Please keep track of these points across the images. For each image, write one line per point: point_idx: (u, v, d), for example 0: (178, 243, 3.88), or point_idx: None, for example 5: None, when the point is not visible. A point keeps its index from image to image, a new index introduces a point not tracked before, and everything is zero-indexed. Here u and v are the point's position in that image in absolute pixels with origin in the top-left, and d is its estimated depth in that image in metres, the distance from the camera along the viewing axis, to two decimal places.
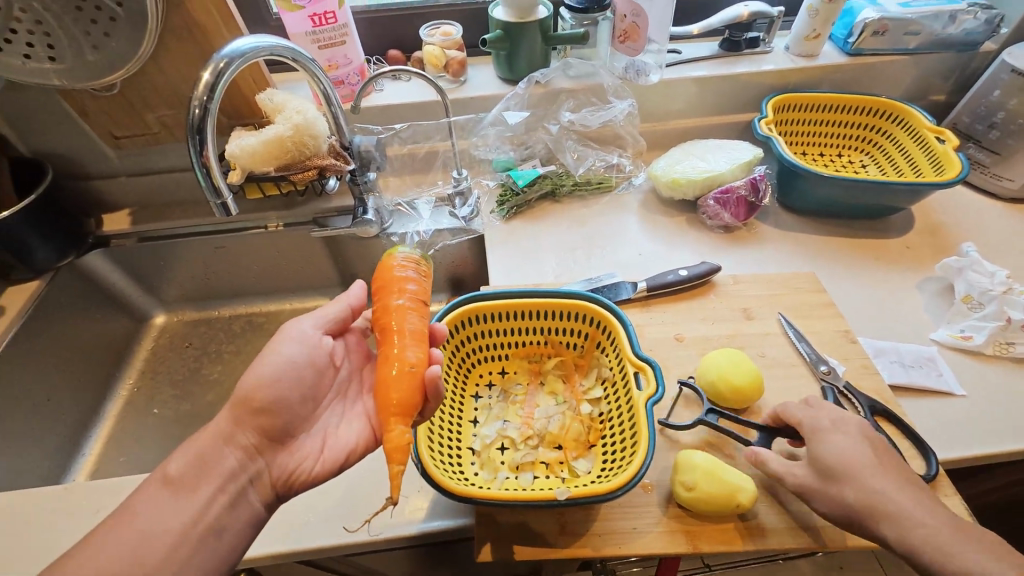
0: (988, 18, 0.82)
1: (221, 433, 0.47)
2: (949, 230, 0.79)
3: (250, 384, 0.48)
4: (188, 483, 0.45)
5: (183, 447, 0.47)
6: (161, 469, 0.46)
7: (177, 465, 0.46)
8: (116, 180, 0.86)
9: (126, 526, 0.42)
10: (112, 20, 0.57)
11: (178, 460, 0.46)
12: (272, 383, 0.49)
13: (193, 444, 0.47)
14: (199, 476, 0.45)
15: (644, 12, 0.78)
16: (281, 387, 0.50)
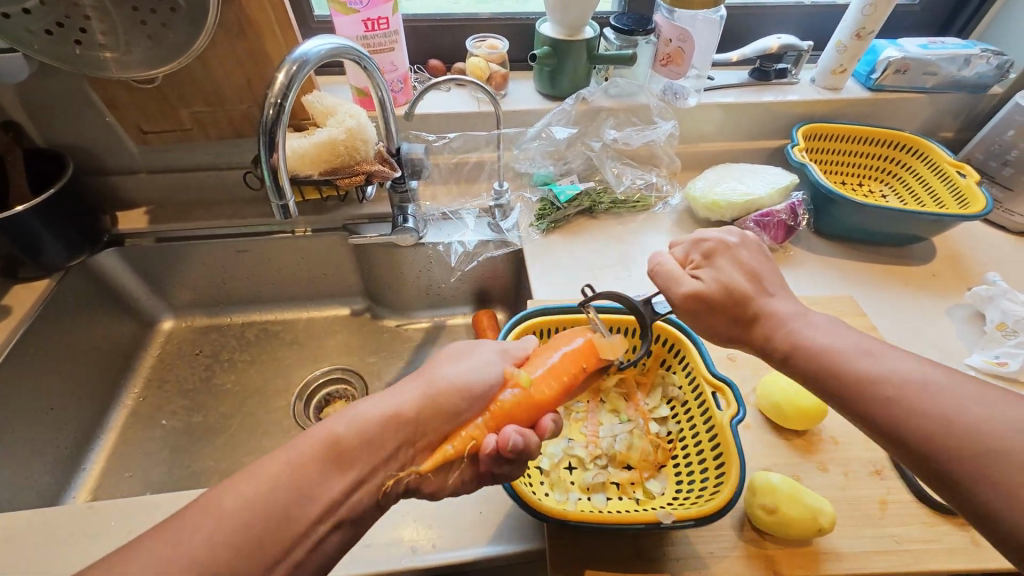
0: (998, 64, 0.87)
1: (396, 417, 0.44)
2: (970, 260, 0.82)
3: (441, 381, 0.47)
4: (348, 458, 0.41)
5: (365, 407, 0.44)
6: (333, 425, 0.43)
7: (350, 430, 0.42)
8: (137, 177, 0.82)
9: (281, 465, 0.39)
10: (172, 12, 0.56)
11: (349, 424, 0.43)
12: (469, 388, 0.47)
13: (372, 407, 0.44)
14: (354, 456, 0.42)
15: (690, 38, 0.80)
16: (470, 393, 0.47)
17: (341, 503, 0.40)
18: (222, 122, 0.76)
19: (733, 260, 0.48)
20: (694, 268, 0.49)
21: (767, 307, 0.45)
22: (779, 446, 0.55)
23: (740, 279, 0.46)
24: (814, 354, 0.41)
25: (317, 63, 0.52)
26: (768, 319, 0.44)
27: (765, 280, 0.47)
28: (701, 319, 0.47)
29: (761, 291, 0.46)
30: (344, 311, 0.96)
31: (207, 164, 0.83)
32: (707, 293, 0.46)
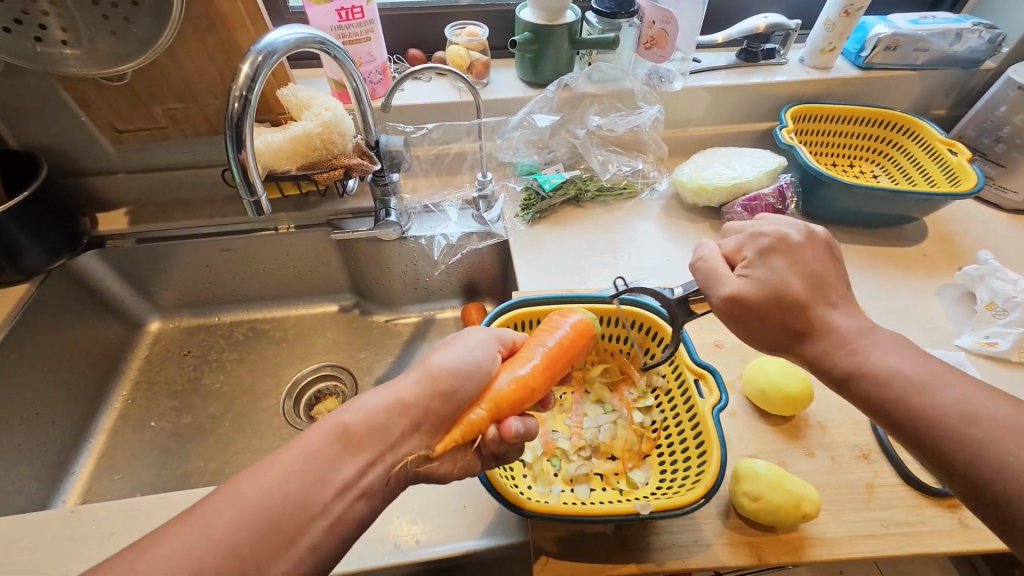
0: (990, 38, 0.85)
1: (401, 401, 0.41)
2: (962, 239, 0.81)
3: (442, 364, 0.44)
4: (360, 444, 0.38)
5: (366, 396, 0.41)
6: (335, 418, 0.39)
7: (359, 416, 0.39)
8: (115, 177, 0.81)
9: (284, 461, 0.35)
10: (134, 6, 0.56)
11: (355, 412, 0.39)
12: (466, 370, 0.45)
13: (377, 395, 0.41)
14: (364, 442, 0.38)
15: (674, 19, 0.78)
16: (467, 376, 0.45)
17: (361, 481, 0.38)
18: (197, 118, 0.75)
19: (796, 263, 0.45)
20: (744, 267, 0.46)
21: (828, 319, 0.43)
22: (765, 433, 0.55)
23: (797, 282, 0.44)
24: (879, 377, 0.39)
25: (284, 53, 0.51)
26: (829, 333, 0.42)
27: (828, 288, 0.44)
28: (748, 325, 0.45)
29: (822, 299, 0.44)
30: (332, 307, 0.95)
31: (185, 163, 0.81)
32: (757, 294, 0.44)
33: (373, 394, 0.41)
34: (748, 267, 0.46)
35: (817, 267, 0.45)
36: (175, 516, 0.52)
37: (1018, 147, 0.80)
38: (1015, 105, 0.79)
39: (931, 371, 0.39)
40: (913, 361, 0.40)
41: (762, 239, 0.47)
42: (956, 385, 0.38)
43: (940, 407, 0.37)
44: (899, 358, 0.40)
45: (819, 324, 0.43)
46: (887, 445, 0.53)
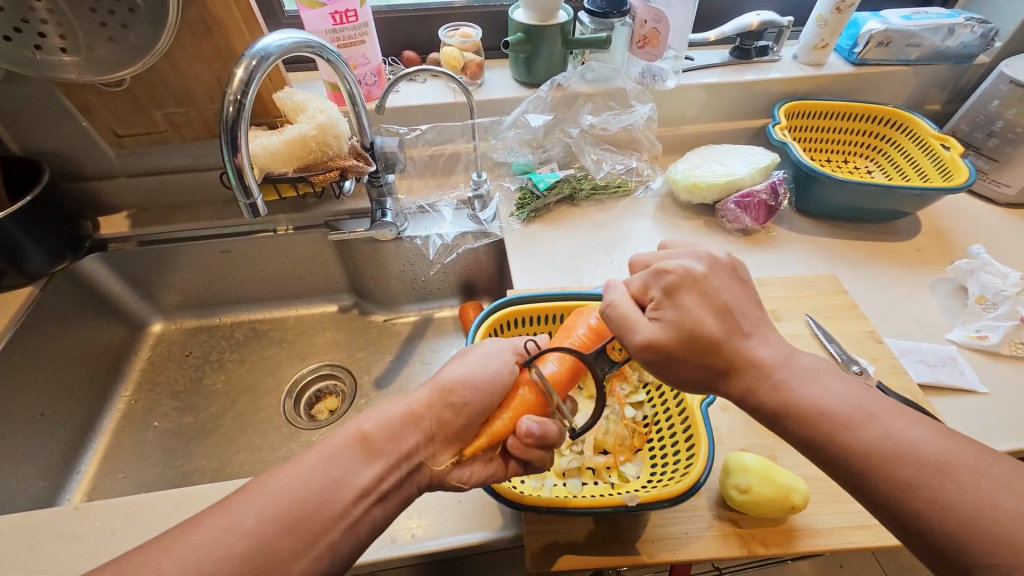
0: (983, 32, 0.85)
1: (413, 412, 0.41)
2: (955, 234, 0.81)
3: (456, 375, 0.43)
4: (378, 449, 0.39)
5: (383, 405, 0.42)
6: (356, 424, 0.40)
7: (378, 421, 0.40)
8: (116, 181, 0.82)
9: (306, 461, 0.37)
10: (132, 12, 0.57)
11: (373, 419, 0.40)
12: (483, 379, 0.44)
13: (393, 404, 0.42)
14: (381, 447, 0.39)
15: (665, 18, 0.79)
16: (483, 384, 0.44)
17: (379, 485, 0.38)
18: (196, 123, 0.76)
19: (693, 302, 0.41)
20: (655, 308, 0.42)
21: (747, 351, 0.39)
22: (756, 426, 0.56)
23: (709, 319, 0.40)
24: (810, 418, 0.36)
25: (278, 57, 0.52)
26: (750, 369, 0.39)
27: (740, 317, 0.41)
28: (674, 370, 0.41)
29: (736, 332, 0.40)
30: (331, 307, 0.96)
31: (184, 166, 0.82)
32: (674, 337, 0.40)
33: (390, 403, 0.42)
34: (661, 303, 0.42)
35: (726, 298, 0.41)
36: (176, 513, 0.53)
37: (1011, 141, 0.81)
38: (1007, 99, 0.79)
39: (854, 403, 0.36)
40: (839, 395, 0.37)
41: (665, 275, 0.43)
42: (888, 420, 0.35)
43: (876, 446, 0.34)
44: (829, 396, 0.37)
45: (745, 358, 0.39)
46: None
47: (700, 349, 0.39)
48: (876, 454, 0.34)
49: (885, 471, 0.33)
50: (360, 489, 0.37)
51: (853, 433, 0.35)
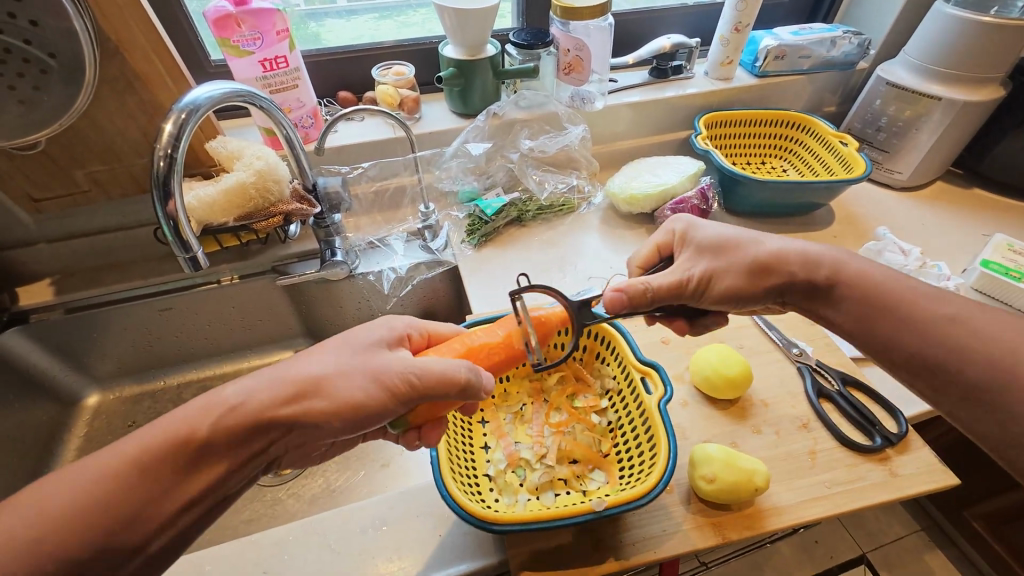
0: (859, 43, 0.97)
1: (256, 423, 0.38)
2: (863, 218, 0.90)
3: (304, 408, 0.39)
4: (212, 453, 0.37)
5: (207, 408, 0.38)
6: (187, 429, 0.37)
7: (219, 420, 0.37)
8: (35, 248, 0.75)
9: None
10: (43, 72, 0.55)
11: (206, 420, 0.37)
12: (369, 401, 0.40)
13: (241, 399, 0.38)
14: (220, 451, 0.37)
15: (586, 46, 0.84)
16: (357, 412, 0.40)
17: (211, 489, 0.38)
18: (123, 179, 0.73)
19: (725, 264, 0.50)
20: (690, 270, 0.50)
21: (771, 261, 0.49)
22: (715, 417, 0.59)
23: (744, 261, 0.49)
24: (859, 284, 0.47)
25: (209, 108, 0.51)
26: (787, 276, 0.49)
27: (736, 241, 0.50)
28: (741, 300, 0.50)
29: (748, 256, 0.49)
30: (287, 354, 0.93)
31: (114, 226, 0.77)
32: (744, 277, 0.49)
33: (235, 389, 0.39)
34: (698, 270, 0.50)
35: (722, 235, 0.51)
36: None
37: (896, 133, 0.92)
38: (887, 98, 0.90)
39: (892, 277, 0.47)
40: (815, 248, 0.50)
41: (689, 237, 0.52)
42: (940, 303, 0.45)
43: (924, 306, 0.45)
44: (879, 272, 0.47)
45: (774, 259, 0.49)
46: (821, 412, 0.58)
47: (738, 294, 0.49)
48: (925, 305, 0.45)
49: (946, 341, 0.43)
50: (185, 498, 0.37)
51: (893, 294, 0.46)
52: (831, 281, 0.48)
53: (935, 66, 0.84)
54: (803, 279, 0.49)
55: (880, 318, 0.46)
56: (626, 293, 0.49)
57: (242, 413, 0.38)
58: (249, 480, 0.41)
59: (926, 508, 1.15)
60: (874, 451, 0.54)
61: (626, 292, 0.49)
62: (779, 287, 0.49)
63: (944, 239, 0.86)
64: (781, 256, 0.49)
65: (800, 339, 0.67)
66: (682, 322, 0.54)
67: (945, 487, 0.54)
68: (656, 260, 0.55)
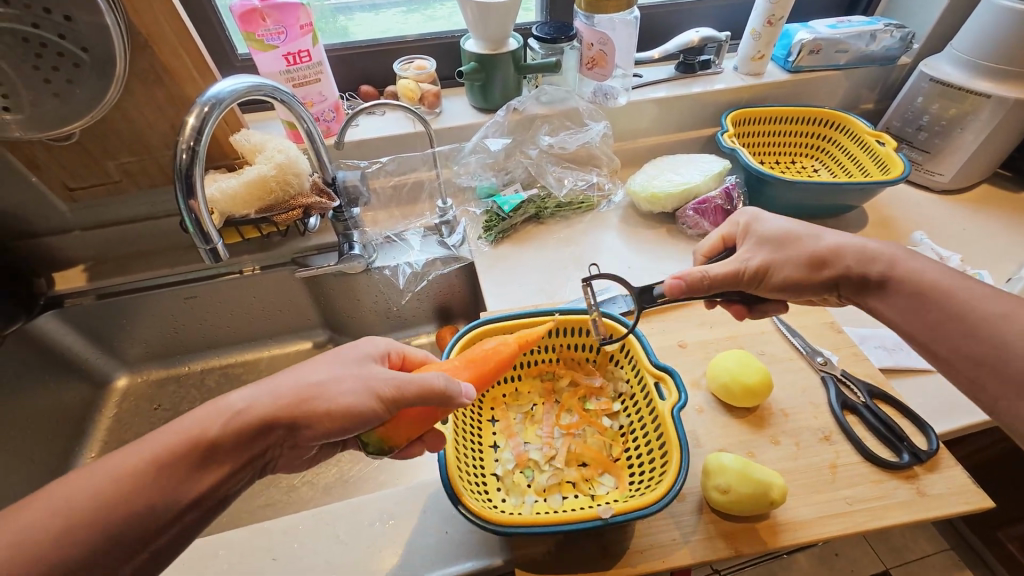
0: (901, 36, 0.92)
1: (261, 423, 0.40)
2: (899, 222, 0.86)
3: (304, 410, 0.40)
4: (223, 454, 0.39)
5: (216, 410, 0.40)
6: (198, 430, 0.39)
7: (228, 422, 0.39)
8: (69, 235, 0.78)
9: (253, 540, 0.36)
10: (76, 66, 0.57)
11: (217, 421, 0.39)
12: (360, 407, 0.41)
13: (245, 404, 0.40)
14: (231, 450, 0.39)
15: (610, 40, 0.81)
16: (355, 416, 0.41)
17: (217, 490, 0.39)
18: (152, 170, 0.75)
19: (786, 256, 0.49)
20: (750, 258, 0.50)
21: (831, 250, 0.48)
22: (731, 425, 0.57)
23: (801, 253, 0.49)
24: (913, 278, 0.45)
25: (232, 102, 0.52)
26: (852, 266, 0.47)
27: (793, 237, 0.50)
28: (796, 292, 0.50)
29: (808, 247, 0.49)
30: (306, 344, 0.94)
31: (143, 215, 0.79)
32: (803, 270, 0.48)
33: (241, 396, 0.41)
34: (757, 260, 0.50)
35: (785, 229, 0.50)
36: None
37: (938, 133, 0.87)
38: (930, 95, 0.86)
39: (944, 274, 0.45)
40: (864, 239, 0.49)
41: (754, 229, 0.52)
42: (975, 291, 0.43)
43: (973, 311, 0.42)
44: (927, 266, 0.46)
45: (839, 252, 0.48)
46: (845, 425, 0.55)
47: (797, 286, 0.49)
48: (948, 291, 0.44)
49: (992, 333, 0.41)
50: (196, 496, 0.38)
51: (934, 284, 0.44)
52: (881, 276, 0.46)
53: (985, 62, 0.79)
54: (855, 271, 0.47)
55: (931, 308, 0.44)
56: (685, 281, 0.48)
57: (248, 413, 0.40)
58: (246, 484, 0.42)
59: (958, 528, 1.10)
60: (901, 468, 0.52)
61: (685, 280, 0.48)
62: (839, 281, 0.48)
63: (987, 246, 0.81)
64: (840, 250, 0.48)
65: (825, 348, 0.65)
66: (741, 307, 0.54)
67: (978, 510, 0.51)
68: (720, 251, 0.55)
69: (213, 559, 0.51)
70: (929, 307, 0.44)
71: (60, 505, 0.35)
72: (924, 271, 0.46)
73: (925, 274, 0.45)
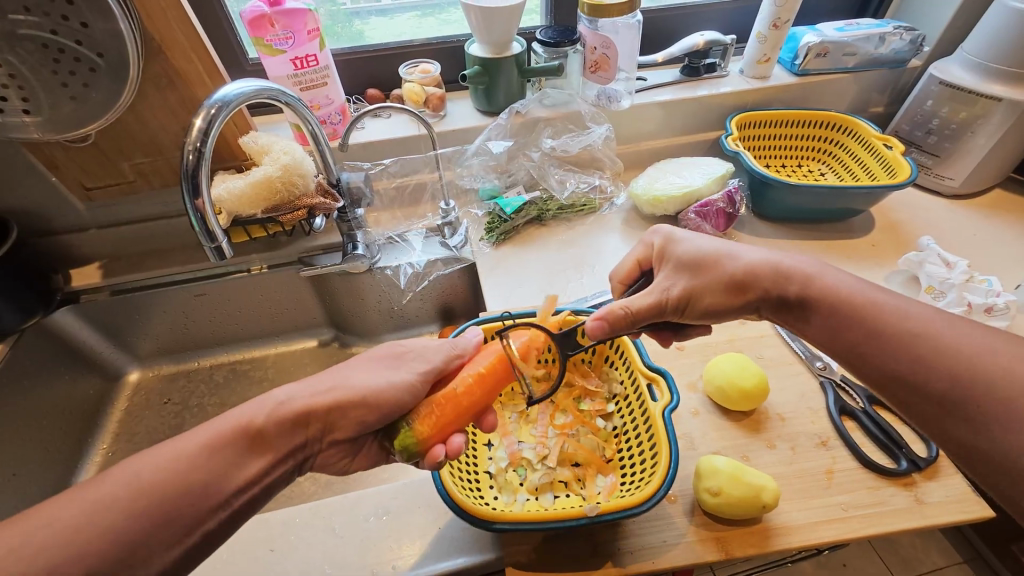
0: (911, 39, 0.90)
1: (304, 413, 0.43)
2: (907, 227, 0.85)
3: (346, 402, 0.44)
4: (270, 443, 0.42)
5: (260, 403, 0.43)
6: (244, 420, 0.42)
7: (273, 412, 0.43)
8: (86, 233, 0.81)
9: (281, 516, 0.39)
10: (92, 71, 0.59)
11: (260, 412, 0.43)
12: (395, 392, 0.46)
13: (290, 398, 0.44)
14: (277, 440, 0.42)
15: (613, 44, 0.82)
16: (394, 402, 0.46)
17: (264, 479, 0.42)
18: (164, 170, 0.77)
19: (704, 283, 0.48)
20: (668, 287, 0.49)
21: (751, 273, 0.48)
22: (727, 429, 0.57)
23: (724, 278, 0.48)
24: (834, 297, 0.44)
25: (238, 104, 0.54)
26: (769, 287, 0.47)
27: (709, 262, 0.49)
28: (718, 314, 0.49)
29: (718, 274, 0.48)
30: (311, 342, 0.96)
31: (156, 214, 0.82)
32: (720, 296, 0.48)
33: (285, 391, 0.44)
34: (677, 288, 0.49)
35: (704, 253, 0.49)
36: None
37: (948, 137, 0.85)
38: (940, 98, 0.84)
39: (859, 286, 0.45)
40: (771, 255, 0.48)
41: (667, 253, 0.51)
42: (910, 309, 0.42)
43: (904, 334, 0.41)
44: (841, 282, 0.45)
45: (758, 274, 0.47)
46: (843, 430, 0.55)
47: (717, 313, 0.49)
48: (877, 313, 0.42)
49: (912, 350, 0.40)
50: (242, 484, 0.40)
51: (852, 297, 0.44)
52: (798, 295, 0.46)
53: (997, 64, 0.78)
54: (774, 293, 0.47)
55: (846, 327, 0.43)
56: (607, 320, 0.47)
57: (288, 406, 0.43)
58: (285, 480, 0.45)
59: (969, 538, 1.07)
60: (899, 475, 0.51)
61: (608, 319, 0.47)
62: (759, 302, 0.48)
63: (998, 252, 0.79)
64: (767, 272, 0.47)
65: (826, 352, 0.64)
66: (667, 333, 0.55)
67: (978, 519, 0.50)
68: (637, 275, 0.55)
69: (212, 549, 0.52)
70: (839, 326, 0.44)
71: (65, 489, 0.37)
72: (835, 283, 0.45)
73: (838, 286, 0.45)
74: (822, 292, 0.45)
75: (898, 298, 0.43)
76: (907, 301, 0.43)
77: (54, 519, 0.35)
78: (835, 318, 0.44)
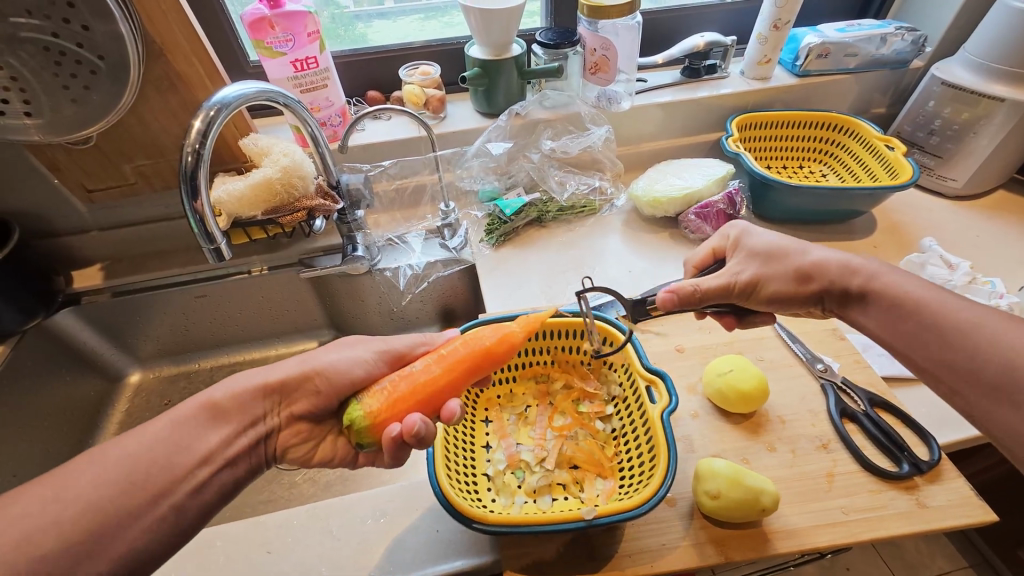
0: (913, 39, 0.90)
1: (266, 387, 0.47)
2: (908, 228, 0.84)
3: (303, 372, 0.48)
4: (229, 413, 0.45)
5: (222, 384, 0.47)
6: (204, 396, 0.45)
7: (233, 387, 0.46)
8: (87, 235, 0.81)
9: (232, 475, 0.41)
10: (92, 73, 0.60)
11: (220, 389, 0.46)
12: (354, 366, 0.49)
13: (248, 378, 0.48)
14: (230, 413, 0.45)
15: (612, 46, 0.82)
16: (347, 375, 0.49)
17: (224, 451, 0.44)
18: (165, 172, 0.77)
19: (774, 269, 0.49)
20: (738, 271, 0.50)
21: (817, 266, 0.48)
22: (726, 431, 0.57)
23: (796, 267, 0.48)
24: (893, 293, 0.45)
25: (237, 106, 0.54)
26: (839, 280, 0.47)
27: (780, 252, 0.49)
28: (785, 305, 0.50)
29: (796, 263, 0.49)
30: (312, 343, 0.96)
31: (158, 216, 0.82)
32: (790, 287, 0.49)
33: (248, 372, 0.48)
34: (747, 274, 0.49)
35: (776, 242, 0.50)
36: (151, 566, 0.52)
37: (950, 138, 0.85)
38: (942, 99, 0.84)
39: (921, 286, 0.45)
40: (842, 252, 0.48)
41: (745, 239, 0.51)
42: (958, 304, 0.43)
43: (963, 325, 0.42)
44: (905, 280, 0.46)
45: (829, 266, 0.48)
46: (844, 433, 0.55)
47: (785, 301, 0.49)
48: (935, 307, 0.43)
49: (965, 341, 0.41)
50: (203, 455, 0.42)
51: (910, 295, 0.45)
52: (862, 289, 0.46)
53: (999, 65, 0.77)
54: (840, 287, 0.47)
55: (909, 321, 0.44)
56: (676, 295, 0.48)
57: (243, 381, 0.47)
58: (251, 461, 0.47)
59: (974, 541, 1.06)
60: (901, 479, 0.51)
61: (678, 294, 0.48)
62: (826, 294, 0.48)
63: (1001, 253, 0.79)
64: (836, 266, 0.48)
65: (826, 355, 0.63)
66: (731, 319, 0.54)
67: (980, 523, 0.49)
68: (709, 263, 0.54)
69: (209, 550, 0.52)
70: (904, 317, 0.44)
71: (60, 491, 0.37)
72: (894, 283, 0.46)
73: (898, 287, 0.45)
74: (888, 291, 0.46)
75: (964, 300, 0.43)
76: (969, 301, 0.43)
77: (50, 520, 0.35)
78: (901, 311, 0.45)
